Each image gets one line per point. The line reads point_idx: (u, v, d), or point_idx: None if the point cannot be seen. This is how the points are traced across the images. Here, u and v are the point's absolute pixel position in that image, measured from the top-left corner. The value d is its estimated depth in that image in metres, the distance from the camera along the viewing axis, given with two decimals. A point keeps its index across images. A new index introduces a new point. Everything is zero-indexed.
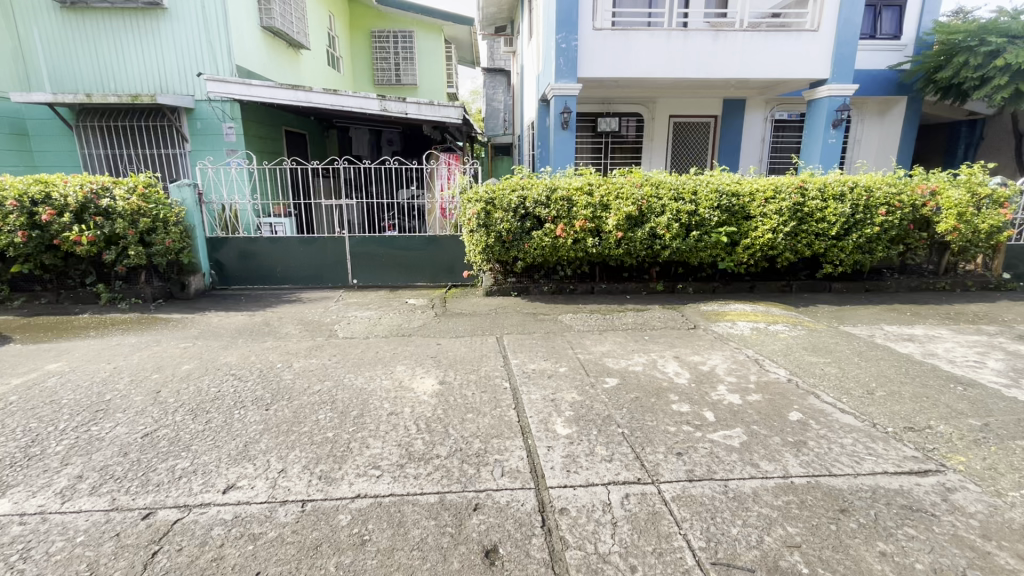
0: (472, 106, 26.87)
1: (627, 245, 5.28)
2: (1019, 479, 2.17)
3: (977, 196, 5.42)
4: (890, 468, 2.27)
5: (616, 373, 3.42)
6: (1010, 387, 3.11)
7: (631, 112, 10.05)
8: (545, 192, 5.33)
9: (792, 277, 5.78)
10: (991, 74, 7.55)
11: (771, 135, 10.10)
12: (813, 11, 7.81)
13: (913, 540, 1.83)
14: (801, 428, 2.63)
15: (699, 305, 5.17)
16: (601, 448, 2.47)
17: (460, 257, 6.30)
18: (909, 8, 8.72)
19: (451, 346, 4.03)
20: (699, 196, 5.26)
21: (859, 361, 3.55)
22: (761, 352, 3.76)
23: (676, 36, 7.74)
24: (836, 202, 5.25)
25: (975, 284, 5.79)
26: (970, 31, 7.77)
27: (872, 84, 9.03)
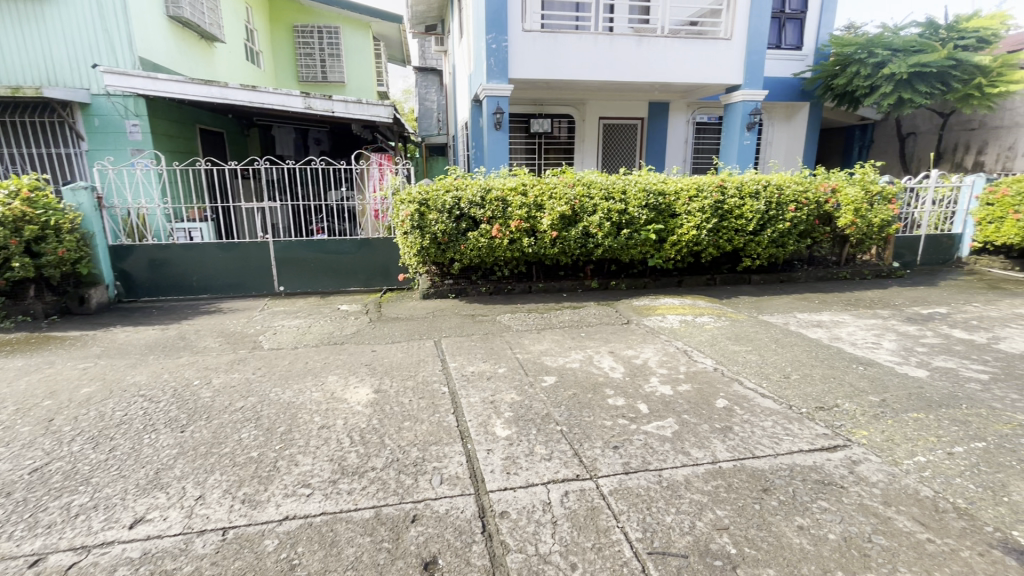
0: (405, 105, 26.27)
1: (562, 244, 5.36)
2: (913, 448, 2.41)
3: (870, 193, 5.99)
4: (804, 446, 2.45)
5: (554, 371, 3.45)
6: (901, 364, 3.46)
7: (563, 114, 10.24)
8: (479, 193, 5.30)
9: (716, 271, 6.12)
10: (879, 83, 8.34)
11: (693, 137, 10.65)
12: (727, 21, 8.30)
13: (826, 512, 1.98)
14: (727, 414, 2.78)
15: (631, 300, 5.34)
16: (540, 447, 2.47)
17: (394, 260, 6.13)
18: (809, 22, 9.51)
19: (387, 353, 3.91)
20: (628, 196, 5.44)
21: (776, 348, 3.81)
22: (690, 344, 3.94)
23: (602, 40, 7.98)
24: (752, 200, 5.61)
25: (871, 272, 6.40)
26: (860, 44, 8.56)
27: (779, 91, 9.77)
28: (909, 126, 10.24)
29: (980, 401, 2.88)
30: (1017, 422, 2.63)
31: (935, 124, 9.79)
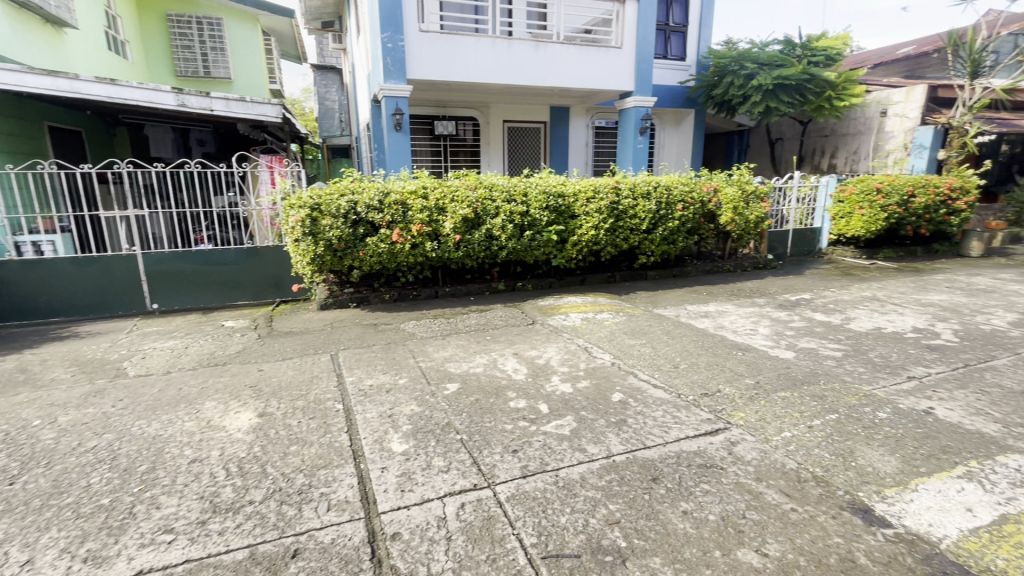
0: (306, 104, 24.84)
1: (466, 247, 5.32)
2: (781, 424, 2.64)
3: (746, 193, 6.58)
4: (690, 432, 2.59)
5: (457, 378, 3.37)
6: (774, 348, 3.81)
7: (467, 116, 10.24)
8: (376, 196, 5.08)
9: (615, 268, 6.41)
10: (750, 92, 9.21)
11: (593, 141, 11.10)
12: (617, 31, 8.74)
13: (707, 494, 2.10)
14: (622, 408, 2.87)
15: (537, 301, 5.41)
16: (438, 459, 2.39)
17: (287, 269, 5.70)
18: (690, 35, 10.32)
19: (276, 371, 3.61)
20: (529, 198, 5.51)
21: (667, 339, 4.04)
22: (590, 341, 4.05)
23: (500, 44, 8.05)
24: (644, 200, 5.93)
25: (750, 265, 7.05)
26: (733, 57, 9.50)
27: (667, 98, 10.48)
28: (778, 132, 11.45)
29: (834, 376, 3.25)
30: (863, 392, 3.00)
31: (798, 130, 11.02)
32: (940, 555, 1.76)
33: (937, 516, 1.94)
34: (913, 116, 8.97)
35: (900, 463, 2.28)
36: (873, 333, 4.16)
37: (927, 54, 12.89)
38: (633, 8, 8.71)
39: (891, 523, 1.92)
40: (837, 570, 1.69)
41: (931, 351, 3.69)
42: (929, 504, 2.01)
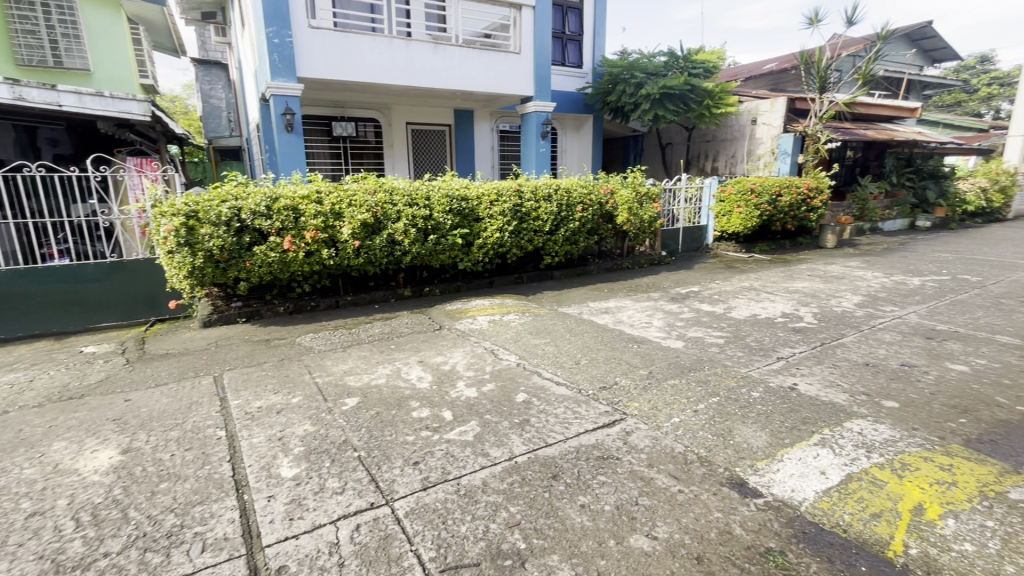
0: (188, 102, 22.61)
1: (367, 254, 5.12)
2: (670, 411, 2.82)
3: (640, 194, 6.99)
4: (589, 426, 2.68)
5: (357, 392, 3.21)
6: (666, 338, 4.07)
7: (367, 118, 9.88)
8: (264, 202, 4.72)
9: (522, 270, 6.53)
10: (640, 101, 9.83)
11: (498, 144, 11.22)
12: (514, 36, 8.92)
13: (604, 485, 2.17)
14: (525, 408, 2.90)
15: (445, 305, 5.34)
16: (333, 480, 2.25)
17: (160, 284, 5.10)
18: (585, 44, 10.81)
19: (146, 400, 3.19)
20: (432, 201, 5.41)
21: (570, 337, 4.15)
22: (496, 343, 4.06)
23: (398, 45, 7.86)
24: (545, 202, 6.08)
25: (646, 261, 7.53)
26: (624, 66, 10.08)
27: (567, 103, 10.87)
28: (667, 138, 12.36)
29: (717, 362, 3.54)
30: (740, 374, 3.30)
31: (685, 136, 11.96)
32: (801, 517, 1.96)
33: (798, 482, 2.16)
34: (777, 124, 10.10)
35: (769, 437, 2.52)
36: (750, 320, 4.59)
37: (787, 70, 14.59)
38: (529, 14, 8.92)
39: (762, 493, 2.11)
40: (717, 544, 1.82)
41: (796, 333, 4.15)
42: (792, 471, 2.24)
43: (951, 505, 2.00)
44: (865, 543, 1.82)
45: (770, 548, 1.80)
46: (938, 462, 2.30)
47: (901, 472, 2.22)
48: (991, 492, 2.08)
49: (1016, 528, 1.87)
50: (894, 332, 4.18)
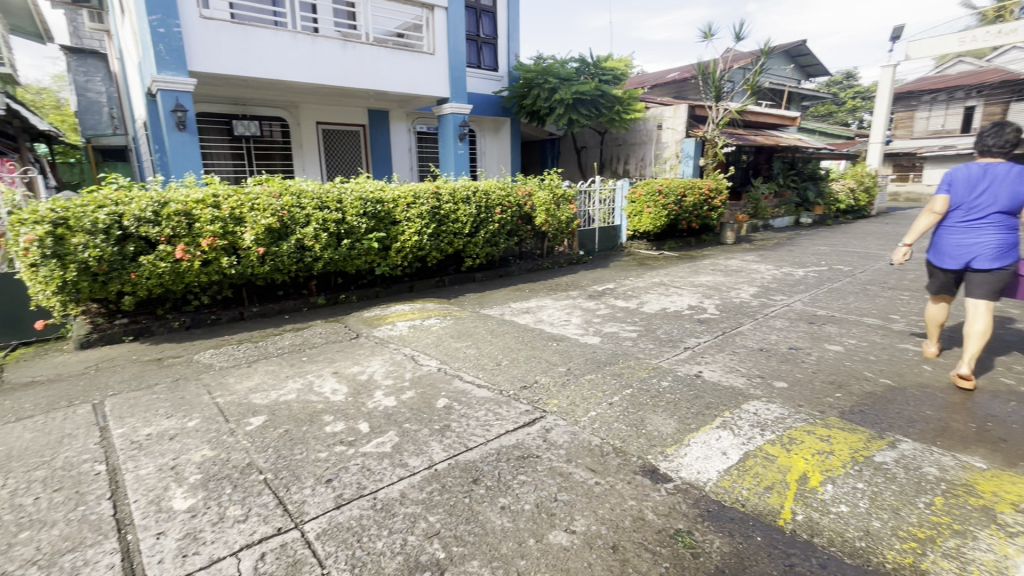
0: (60, 94, 19.99)
1: (274, 261, 4.80)
2: (587, 405, 2.90)
3: (556, 196, 7.18)
4: (510, 426, 2.68)
5: (264, 410, 2.98)
6: (584, 335, 4.20)
7: (273, 116, 9.29)
8: (151, 206, 4.27)
9: (443, 272, 6.46)
10: (555, 105, 10.09)
11: (415, 146, 11.00)
12: (428, 37, 8.81)
13: (524, 484, 2.19)
14: (446, 413, 2.85)
15: (362, 312, 5.14)
16: (234, 507, 2.07)
17: (23, 303, 4.44)
18: (499, 48, 10.94)
19: (4, 437, 2.75)
20: (345, 204, 5.17)
21: (491, 338, 4.16)
22: (416, 348, 3.97)
23: (303, 40, 7.46)
24: (464, 204, 6.02)
25: (565, 261, 7.75)
26: (538, 71, 10.31)
27: (484, 106, 10.91)
28: (582, 141, 12.79)
29: (630, 355, 3.71)
30: (651, 365, 3.48)
31: (598, 140, 12.45)
32: (705, 497, 2.09)
33: (703, 464, 2.31)
34: (680, 130, 10.82)
35: (678, 423, 2.67)
36: (661, 313, 4.86)
37: (688, 80, 15.68)
38: (442, 16, 8.85)
39: (672, 477, 2.22)
40: (631, 531, 1.89)
41: (700, 324, 4.45)
42: (697, 455, 2.38)
43: (830, 472, 2.23)
44: (761, 515, 1.98)
45: (679, 530, 1.90)
46: (819, 434, 2.56)
47: (789, 446, 2.45)
48: (861, 457, 2.35)
49: (881, 487, 2.13)
50: (783, 319, 4.62)
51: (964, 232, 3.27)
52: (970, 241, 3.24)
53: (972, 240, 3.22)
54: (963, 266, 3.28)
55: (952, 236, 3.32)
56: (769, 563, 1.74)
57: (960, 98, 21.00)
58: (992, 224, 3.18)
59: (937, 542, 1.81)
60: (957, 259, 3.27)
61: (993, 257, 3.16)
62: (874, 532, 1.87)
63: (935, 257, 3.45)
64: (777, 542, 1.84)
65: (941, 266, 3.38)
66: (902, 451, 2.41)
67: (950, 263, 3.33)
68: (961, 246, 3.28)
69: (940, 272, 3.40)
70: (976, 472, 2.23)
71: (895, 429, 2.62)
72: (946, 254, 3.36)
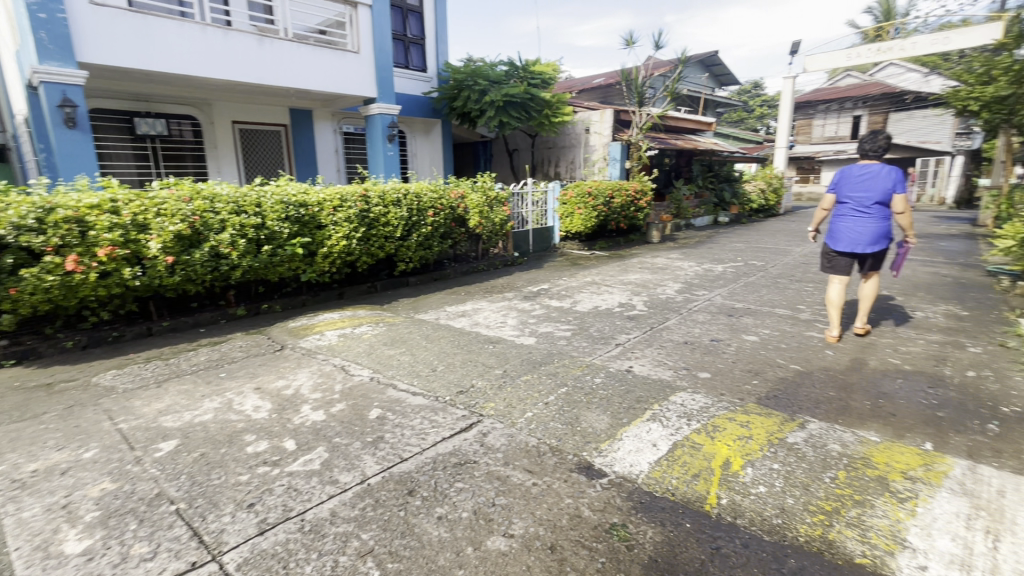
0: None
1: (185, 271, 4.43)
2: (524, 407, 2.91)
3: (489, 198, 7.18)
4: (446, 433, 2.63)
5: (176, 433, 2.74)
6: (519, 336, 4.22)
7: (182, 114, 8.58)
8: (33, 212, 3.79)
9: (375, 278, 6.27)
10: (485, 107, 10.07)
11: (343, 147, 10.59)
12: (352, 35, 8.52)
13: (461, 491, 2.15)
14: (379, 425, 2.75)
15: (287, 322, 4.86)
16: (140, 545, 1.88)
17: None
18: (427, 49, 10.78)
19: None
20: (264, 208, 4.88)
21: (426, 344, 4.07)
22: (347, 358, 3.81)
23: (213, 33, 6.97)
24: (395, 207, 5.86)
25: (500, 262, 7.78)
26: (468, 73, 10.28)
27: (413, 107, 10.71)
28: (513, 143, 12.87)
29: (565, 353, 3.77)
30: (585, 363, 3.56)
31: (529, 142, 12.60)
32: (638, 489, 2.16)
33: (635, 457, 2.39)
34: (607, 133, 11.19)
35: (610, 419, 2.74)
36: (593, 311, 4.99)
37: (613, 85, 16.29)
38: (366, 13, 8.59)
39: (606, 472, 2.28)
40: (568, 529, 1.91)
41: (630, 321, 4.62)
42: (629, 449, 2.45)
43: (749, 455, 2.38)
44: (689, 502, 2.07)
45: (614, 524, 1.95)
46: (739, 420, 2.72)
47: (713, 433, 2.58)
48: (776, 439, 2.52)
49: (793, 465, 2.30)
50: (705, 313, 4.90)
51: (855, 220, 3.97)
52: (858, 228, 3.95)
53: (862, 228, 3.94)
54: (851, 248, 3.98)
55: (844, 224, 4.02)
56: (697, 548, 1.82)
57: (849, 108, 23.35)
58: (875, 214, 3.90)
59: (841, 512, 1.99)
60: (848, 243, 3.96)
61: (873, 240, 3.90)
62: (789, 509, 2.01)
63: (829, 241, 4.14)
64: (705, 527, 1.93)
65: (835, 248, 4.05)
66: (811, 431, 2.61)
67: (842, 246, 4.02)
68: (851, 231, 3.98)
69: (834, 253, 4.07)
70: (872, 445, 2.47)
71: (804, 410, 2.85)
72: (839, 239, 4.04)
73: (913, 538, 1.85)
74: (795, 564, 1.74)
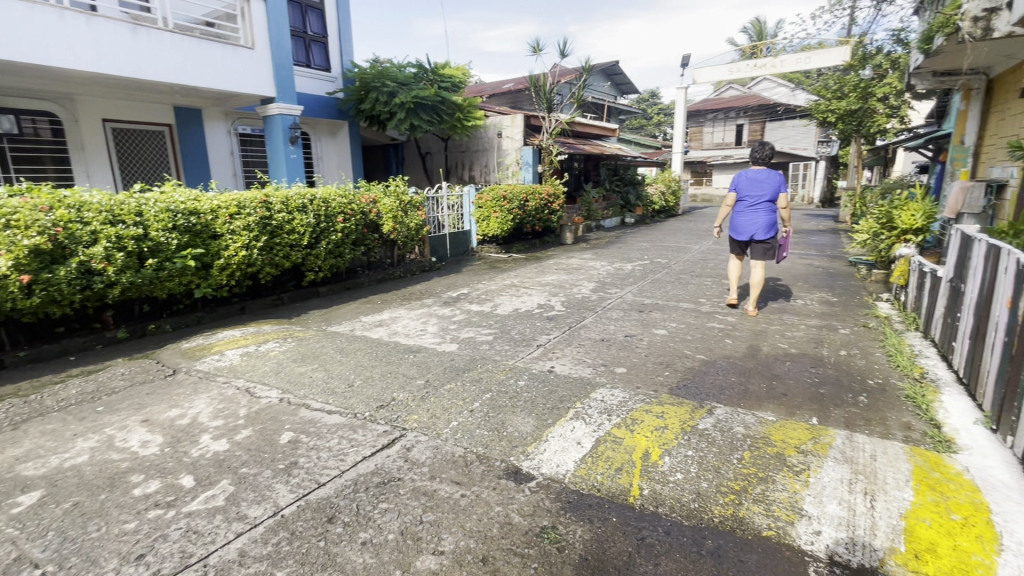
0: None
1: (48, 291, 3.83)
2: (449, 416, 2.85)
3: (403, 203, 7.00)
4: (367, 452, 2.50)
5: (42, 482, 2.34)
6: (441, 343, 4.14)
7: (37, 110, 7.41)
8: None
9: (281, 289, 5.87)
10: (394, 109, 9.77)
11: (238, 149, 9.78)
12: (244, 28, 7.90)
13: (387, 512, 2.05)
14: (291, 449, 2.54)
15: (180, 343, 4.38)
16: None
17: None
18: (329, 47, 10.28)
19: None
20: (146, 217, 4.35)
21: (341, 358, 3.86)
22: (252, 379, 3.49)
23: (74, 18, 6.11)
24: (300, 214, 5.50)
25: (417, 268, 7.61)
26: (375, 74, 9.96)
27: (317, 107, 10.16)
28: (425, 146, 12.69)
29: (488, 358, 3.75)
30: (508, 366, 3.56)
31: (441, 145, 12.49)
32: (566, 488, 2.19)
33: (561, 456, 2.42)
34: (518, 138, 11.38)
35: (536, 420, 2.77)
36: (513, 314, 5.04)
37: (522, 91, 16.64)
38: (260, 7, 8.01)
39: (534, 475, 2.28)
40: (500, 538, 1.89)
41: (549, 321, 4.71)
42: (554, 449, 2.48)
43: (666, 445, 2.51)
44: (614, 496, 2.13)
45: (544, 527, 1.95)
46: (655, 411, 2.87)
47: (633, 427, 2.69)
48: (688, 427, 2.68)
49: (705, 451, 2.45)
50: (618, 310, 5.12)
51: (754, 216, 4.56)
52: (757, 222, 4.55)
53: (760, 221, 4.55)
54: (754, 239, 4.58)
55: (744, 219, 4.59)
56: (624, 540, 1.88)
57: (733, 117, 25.81)
58: (767, 208, 4.53)
59: (749, 491, 2.15)
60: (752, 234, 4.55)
61: (768, 230, 4.52)
62: (704, 493, 2.15)
63: (733, 235, 4.70)
64: (629, 520, 1.99)
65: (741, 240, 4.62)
66: (717, 416, 2.81)
67: (743, 237, 4.63)
68: (752, 225, 4.56)
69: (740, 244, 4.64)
70: (769, 425, 2.71)
71: (711, 397, 3.06)
72: (743, 232, 4.61)
73: (808, 507, 2.05)
74: (712, 544, 1.86)
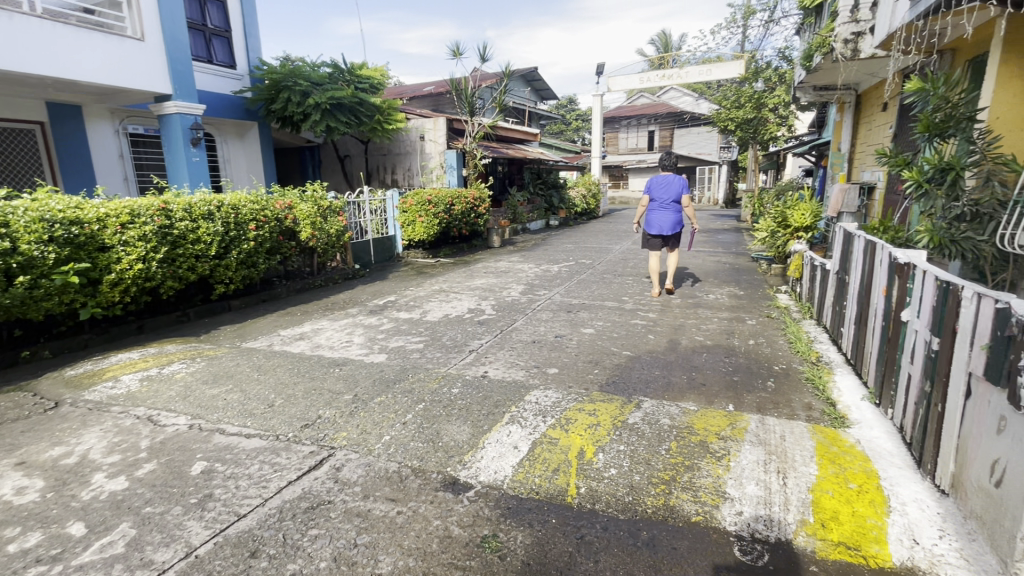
0: None
1: None
2: (380, 431, 2.74)
3: (322, 208, 6.66)
4: (293, 476, 2.34)
5: None
6: (369, 354, 3.98)
7: None
8: None
9: (186, 304, 5.37)
10: (309, 110, 9.31)
11: (129, 151, 8.84)
12: (131, 17, 7.15)
13: (317, 538, 1.92)
14: (205, 480, 2.32)
15: (62, 371, 3.85)
16: None
17: None
18: (233, 43, 9.58)
19: None
20: (15, 228, 3.79)
21: (258, 376, 3.59)
22: (155, 406, 3.15)
23: None
24: (206, 222, 5.07)
25: (340, 276, 7.28)
26: (286, 73, 9.40)
27: (221, 106, 9.42)
28: (344, 149, 12.23)
29: (419, 367, 3.66)
30: (441, 374, 3.49)
31: (361, 148, 12.07)
32: (504, 494, 2.17)
33: (498, 462, 2.40)
34: (441, 141, 11.26)
35: (471, 428, 2.73)
36: (443, 320, 4.96)
37: (443, 94, 16.50)
38: None
39: (472, 484, 2.25)
40: (439, 554, 1.84)
41: (481, 326, 4.69)
42: (491, 456, 2.46)
43: (599, 442, 2.58)
44: (552, 498, 2.15)
45: (485, 536, 1.93)
46: (587, 409, 2.94)
47: (568, 427, 2.74)
48: (619, 423, 2.77)
49: (635, 444, 2.55)
50: (547, 311, 5.21)
51: (665, 215, 4.85)
52: (668, 220, 4.86)
53: (670, 219, 4.86)
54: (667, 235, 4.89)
55: (657, 219, 4.86)
56: (565, 541, 1.90)
57: (645, 124, 27.30)
58: (675, 207, 4.86)
59: (676, 479, 2.26)
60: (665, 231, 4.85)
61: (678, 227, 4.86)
62: (636, 485, 2.23)
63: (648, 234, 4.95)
64: (568, 520, 2.02)
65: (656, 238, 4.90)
66: (645, 409, 2.94)
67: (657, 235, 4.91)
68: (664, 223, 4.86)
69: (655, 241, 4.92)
70: (691, 414, 2.87)
71: (638, 392, 3.20)
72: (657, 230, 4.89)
73: (730, 489, 2.19)
74: (646, 535, 1.93)
